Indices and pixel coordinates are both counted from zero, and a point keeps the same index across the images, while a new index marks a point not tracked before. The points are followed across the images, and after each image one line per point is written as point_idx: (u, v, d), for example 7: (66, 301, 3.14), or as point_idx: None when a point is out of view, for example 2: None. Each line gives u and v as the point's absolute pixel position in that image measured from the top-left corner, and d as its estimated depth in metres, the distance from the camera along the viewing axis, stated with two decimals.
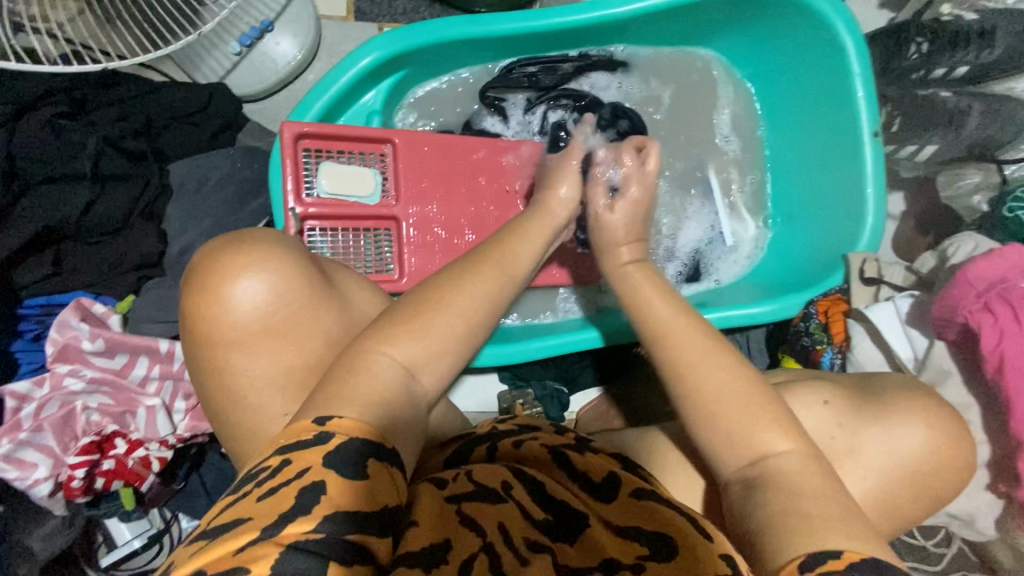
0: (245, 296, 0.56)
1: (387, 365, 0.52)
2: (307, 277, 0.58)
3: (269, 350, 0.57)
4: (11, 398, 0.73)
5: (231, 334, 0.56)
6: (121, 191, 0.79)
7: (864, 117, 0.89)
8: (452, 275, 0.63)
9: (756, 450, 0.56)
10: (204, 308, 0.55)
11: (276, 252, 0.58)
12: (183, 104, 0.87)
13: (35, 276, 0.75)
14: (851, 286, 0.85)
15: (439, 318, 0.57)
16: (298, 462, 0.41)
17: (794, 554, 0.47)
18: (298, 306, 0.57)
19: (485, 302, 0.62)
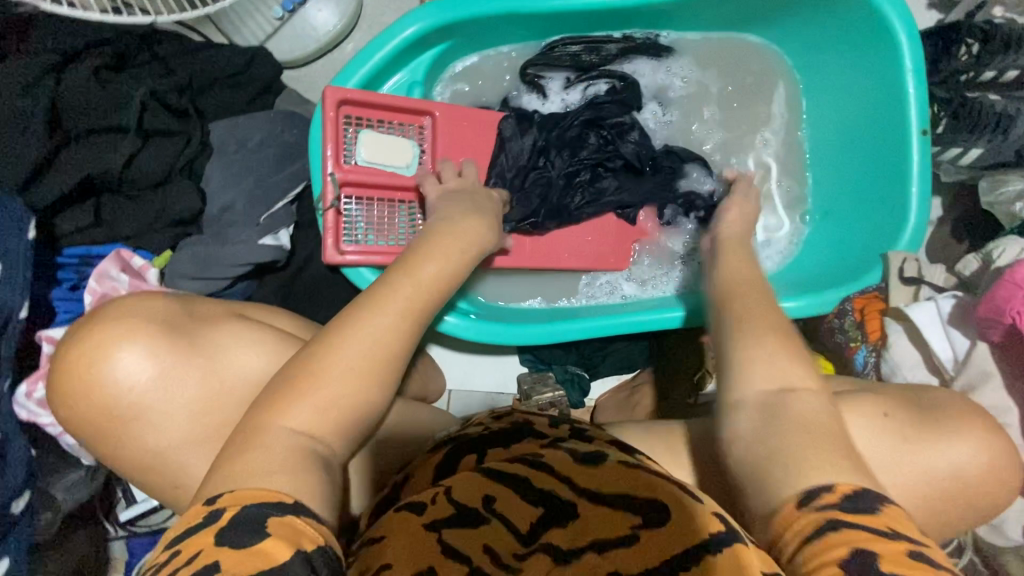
0: (109, 383, 0.55)
1: (284, 434, 0.49)
2: (169, 352, 0.57)
3: (150, 429, 0.57)
4: (49, 343, 0.72)
5: (106, 423, 0.56)
6: (164, 146, 0.79)
7: (913, 114, 0.88)
8: (356, 309, 0.56)
9: (784, 380, 0.53)
10: (71, 403, 0.56)
11: (130, 327, 0.57)
12: (225, 64, 0.87)
13: (77, 224, 0.75)
14: (889, 284, 0.84)
15: (329, 370, 0.51)
16: (189, 549, 0.40)
17: (791, 490, 0.46)
18: (162, 382, 0.57)
19: (394, 348, 0.54)
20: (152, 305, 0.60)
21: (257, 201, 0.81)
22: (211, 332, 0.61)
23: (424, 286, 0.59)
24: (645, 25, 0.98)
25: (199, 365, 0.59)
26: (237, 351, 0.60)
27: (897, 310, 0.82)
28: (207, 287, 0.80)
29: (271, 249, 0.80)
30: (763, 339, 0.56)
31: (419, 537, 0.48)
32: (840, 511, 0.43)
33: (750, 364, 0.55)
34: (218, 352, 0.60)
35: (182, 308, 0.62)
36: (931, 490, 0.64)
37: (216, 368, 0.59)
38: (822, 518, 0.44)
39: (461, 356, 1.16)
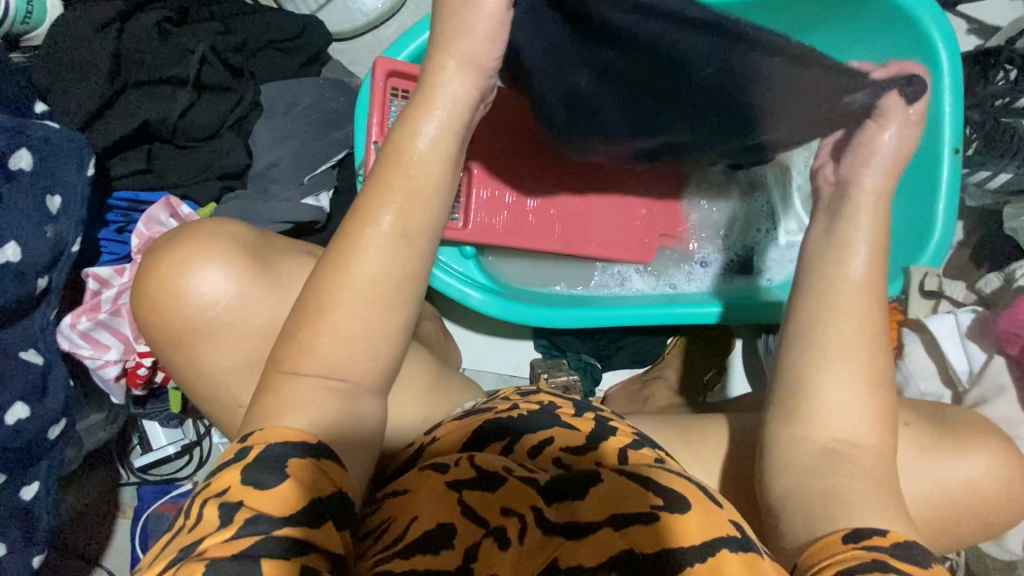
0: (196, 291, 0.57)
1: (305, 377, 0.46)
2: (246, 273, 0.59)
3: (215, 346, 0.59)
4: (93, 280, 0.75)
5: (183, 332, 0.58)
6: (217, 102, 0.81)
7: (946, 133, 0.90)
8: (343, 249, 0.47)
9: (848, 430, 0.53)
10: (157, 306, 0.58)
11: (219, 244, 0.59)
12: (279, 29, 0.90)
13: (128, 169, 0.77)
14: (908, 298, 0.84)
15: (333, 308, 0.46)
16: (221, 480, 0.41)
17: (834, 527, 0.49)
18: (241, 300, 0.58)
19: (390, 291, 0.47)
20: (234, 230, 0.61)
21: (302, 163, 0.84)
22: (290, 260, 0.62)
23: (405, 220, 0.47)
24: None
25: (277, 289, 0.60)
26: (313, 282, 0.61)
27: (916, 322, 0.83)
28: None
29: (311, 209, 0.81)
30: (840, 358, 0.54)
31: (441, 495, 0.45)
32: (889, 556, 0.45)
33: (818, 375, 0.54)
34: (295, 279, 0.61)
35: (260, 237, 0.63)
36: (936, 494, 0.66)
37: (292, 294, 0.60)
38: (865, 556, 0.46)
39: (478, 335, 1.18)
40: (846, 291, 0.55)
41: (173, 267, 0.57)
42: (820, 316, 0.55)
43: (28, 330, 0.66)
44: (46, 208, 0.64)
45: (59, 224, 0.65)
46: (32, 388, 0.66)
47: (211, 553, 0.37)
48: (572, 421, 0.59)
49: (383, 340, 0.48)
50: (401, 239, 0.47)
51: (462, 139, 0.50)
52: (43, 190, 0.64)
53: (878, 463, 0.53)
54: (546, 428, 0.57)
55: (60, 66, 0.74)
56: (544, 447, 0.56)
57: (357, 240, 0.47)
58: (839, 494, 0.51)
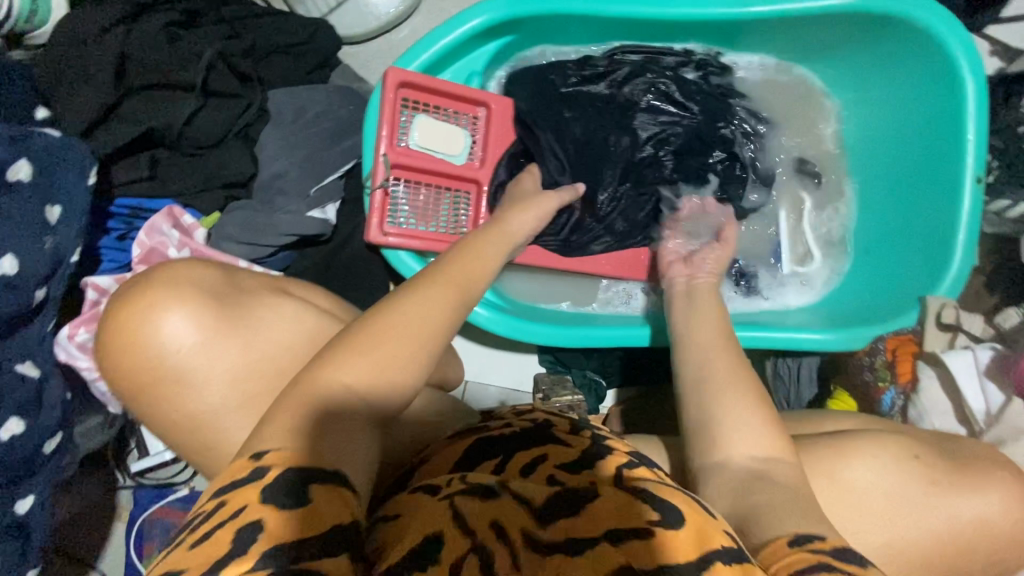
0: (154, 344, 0.53)
1: (333, 395, 0.46)
2: (208, 320, 0.54)
3: (188, 397, 0.54)
4: (92, 290, 0.73)
5: (149, 384, 0.54)
6: (223, 108, 0.79)
7: (968, 161, 0.88)
8: (407, 289, 0.53)
9: (766, 447, 0.56)
10: (121, 357, 0.53)
11: (183, 291, 0.54)
12: (288, 34, 0.88)
13: (131, 176, 0.75)
14: (925, 329, 0.84)
15: (394, 339, 0.49)
16: (234, 501, 0.38)
17: (775, 535, 0.46)
18: (202, 349, 0.54)
19: (439, 324, 0.51)
20: (201, 273, 0.57)
21: (309, 174, 0.82)
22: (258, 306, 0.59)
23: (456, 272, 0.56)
24: (709, 40, 0.98)
25: (243, 338, 0.56)
26: (281, 329, 0.58)
27: (932, 355, 0.81)
28: (254, 252, 0.80)
29: (318, 223, 0.80)
30: (737, 392, 0.59)
31: (431, 512, 0.45)
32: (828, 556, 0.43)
33: (718, 408, 0.59)
34: (262, 326, 0.57)
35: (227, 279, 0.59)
36: (954, 540, 0.62)
37: (258, 342, 0.56)
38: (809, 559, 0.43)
39: (482, 348, 1.16)
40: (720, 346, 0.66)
41: (133, 316, 0.53)
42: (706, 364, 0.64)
43: (23, 342, 0.64)
44: (46, 219, 0.62)
45: (58, 235, 0.63)
46: (27, 402, 0.64)
47: None
48: (567, 438, 0.56)
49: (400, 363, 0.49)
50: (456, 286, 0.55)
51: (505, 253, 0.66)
52: (43, 201, 0.62)
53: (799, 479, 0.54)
54: (540, 445, 0.56)
55: (61, 69, 0.72)
56: (539, 462, 0.53)
57: (417, 290, 0.53)
58: (775, 507, 0.49)
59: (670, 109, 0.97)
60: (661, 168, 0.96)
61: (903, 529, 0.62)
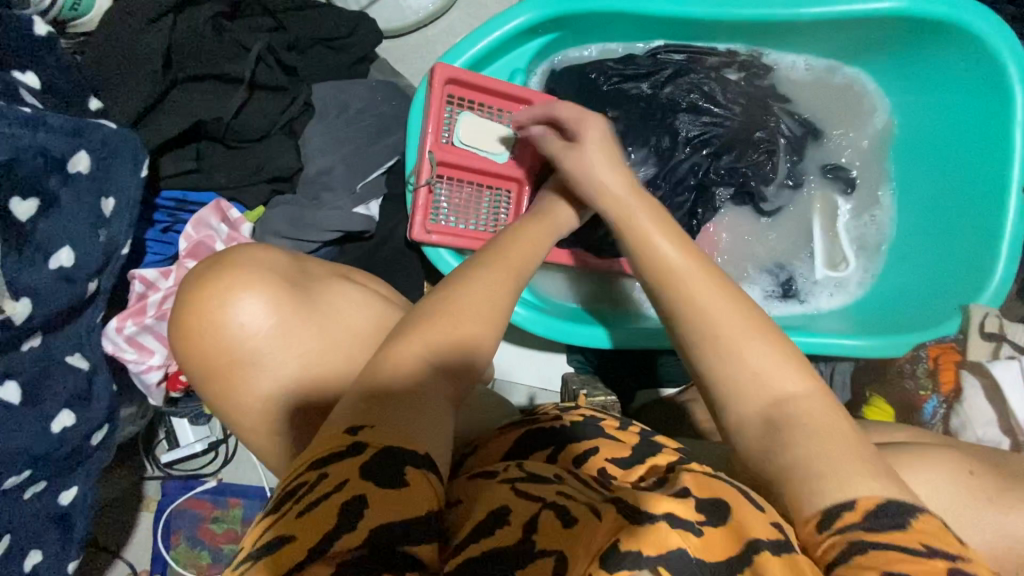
0: (230, 325, 0.51)
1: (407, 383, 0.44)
2: (289, 301, 0.53)
3: (259, 378, 0.53)
4: (138, 283, 0.73)
5: (216, 363, 0.52)
6: (270, 102, 0.78)
7: (1015, 172, 0.88)
8: (470, 273, 0.51)
9: (779, 389, 0.46)
10: (195, 338, 0.52)
11: (260, 274, 0.53)
12: (333, 27, 0.87)
13: (178, 168, 0.75)
14: (968, 338, 0.84)
15: (460, 326, 0.47)
16: (335, 474, 0.37)
17: (824, 504, 0.41)
18: (281, 333, 0.52)
19: (504, 312, 0.50)
20: (275, 257, 0.55)
21: (353, 170, 0.81)
22: (329, 292, 0.57)
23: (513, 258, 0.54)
24: (753, 42, 0.98)
25: (316, 324, 0.54)
26: (353, 317, 0.57)
27: (977, 364, 0.81)
28: (298, 248, 0.80)
29: (362, 219, 0.81)
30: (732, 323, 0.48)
31: (491, 490, 0.44)
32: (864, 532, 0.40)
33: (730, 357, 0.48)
34: (334, 313, 0.56)
35: (296, 263, 0.58)
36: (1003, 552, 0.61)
37: (331, 328, 0.55)
38: (844, 541, 0.40)
39: (511, 347, 1.16)
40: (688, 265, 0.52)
41: (208, 296, 0.51)
42: (679, 292, 0.51)
43: (75, 333, 0.64)
44: (101, 211, 0.62)
45: (111, 227, 0.63)
46: (78, 395, 0.64)
47: (336, 561, 0.34)
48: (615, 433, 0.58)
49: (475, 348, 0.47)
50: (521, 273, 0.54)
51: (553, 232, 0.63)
52: (97, 192, 0.62)
53: (823, 414, 0.46)
54: (592, 439, 0.56)
55: (112, 59, 0.71)
56: (591, 453, 0.54)
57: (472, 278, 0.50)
58: (818, 459, 0.43)
59: (712, 111, 0.96)
60: (703, 169, 0.95)
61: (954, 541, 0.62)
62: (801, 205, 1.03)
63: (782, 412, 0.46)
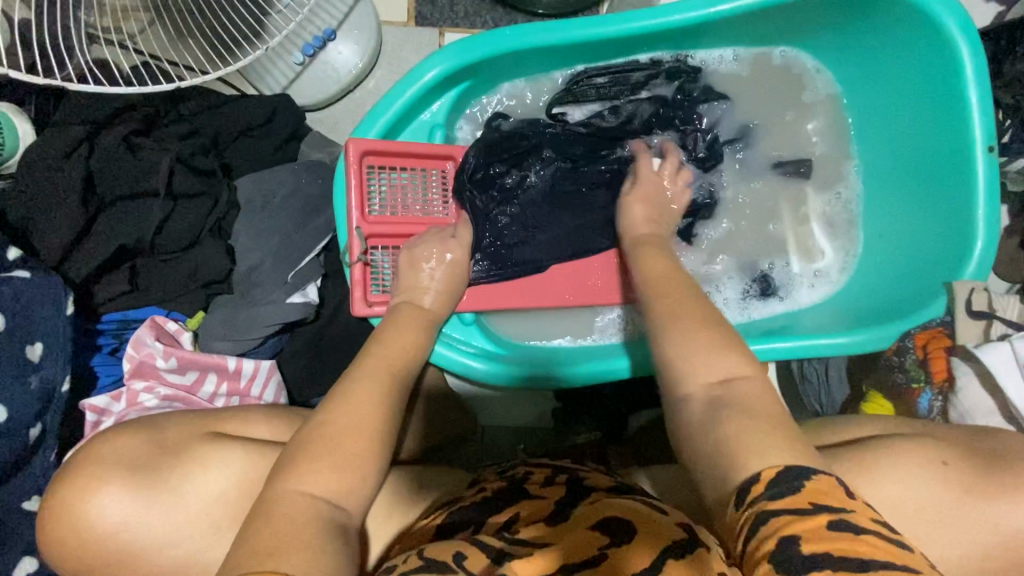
0: (92, 515, 0.60)
1: (296, 501, 0.51)
2: (138, 487, 0.61)
3: (137, 558, 0.61)
4: (90, 412, 0.73)
5: (90, 554, 0.60)
6: (192, 209, 0.79)
7: (977, 130, 0.81)
8: (353, 373, 0.64)
9: (722, 369, 0.57)
10: (71, 544, 0.60)
11: (105, 470, 0.61)
12: (249, 118, 0.88)
13: (111, 292, 0.76)
14: (956, 320, 0.78)
15: (338, 446, 0.55)
16: None
17: (727, 492, 0.48)
18: (136, 516, 0.61)
19: (359, 421, 0.58)
20: (131, 442, 0.64)
21: (283, 261, 0.81)
22: (188, 453, 0.65)
23: (387, 354, 0.67)
24: (677, 46, 0.94)
25: (170, 497, 0.62)
26: (206, 473, 0.64)
27: (966, 350, 0.75)
28: (242, 347, 0.80)
29: (299, 307, 0.80)
30: (686, 325, 0.61)
31: None
32: (765, 502, 0.44)
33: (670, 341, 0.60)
34: (190, 477, 0.63)
35: (158, 436, 0.66)
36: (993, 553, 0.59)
37: (186, 496, 0.63)
38: (754, 513, 0.44)
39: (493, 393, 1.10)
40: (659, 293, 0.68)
41: (74, 496, 0.60)
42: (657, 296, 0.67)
43: (29, 479, 0.66)
44: (28, 358, 0.64)
45: (44, 370, 0.64)
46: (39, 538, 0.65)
47: None
48: (542, 490, 0.65)
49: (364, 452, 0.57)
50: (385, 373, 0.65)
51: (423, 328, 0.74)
52: (23, 341, 0.63)
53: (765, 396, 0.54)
54: (513, 503, 0.63)
55: (34, 203, 0.73)
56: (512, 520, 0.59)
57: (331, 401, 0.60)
58: (749, 447, 0.49)
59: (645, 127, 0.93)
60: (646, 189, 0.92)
61: (933, 552, 0.60)
62: (757, 209, 0.97)
63: (729, 389, 0.55)
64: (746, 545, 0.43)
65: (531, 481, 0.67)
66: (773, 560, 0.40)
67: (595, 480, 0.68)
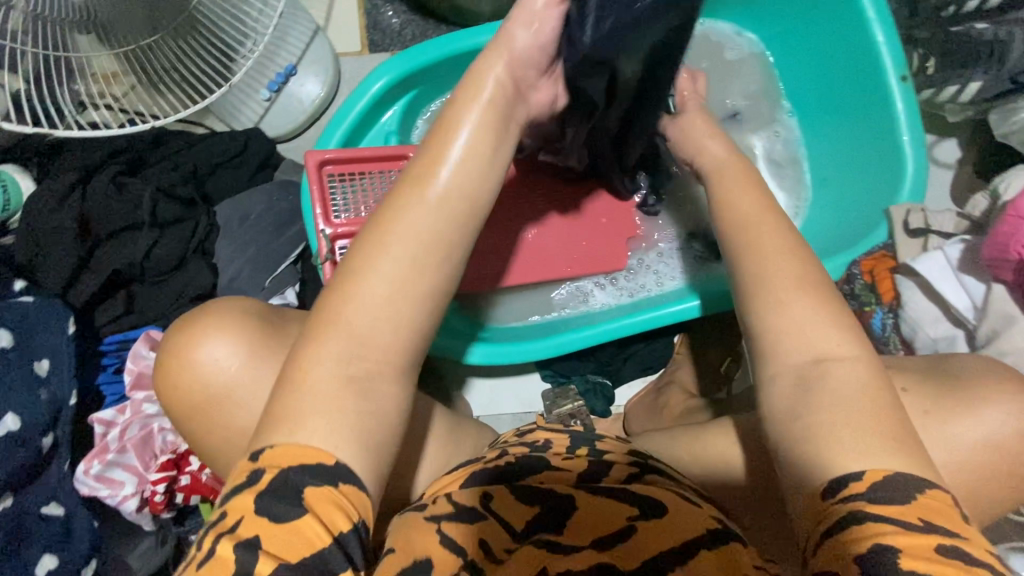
0: (207, 360, 0.61)
1: (321, 372, 0.46)
2: (256, 339, 0.61)
3: (227, 416, 0.61)
4: (99, 424, 0.80)
5: (206, 396, 0.61)
6: (176, 234, 0.88)
7: (888, 62, 0.86)
8: (392, 200, 0.50)
9: (819, 349, 0.53)
10: (180, 391, 0.62)
11: (227, 318, 0.62)
12: (222, 151, 0.96)
13: (111, 315, 0.85)
14: (895, 240, 0.81)
15: (359, 308, 0.47)
16: (233, 514, 0.42)
17: (814, 481, 0.49)
18: (249, 370, 0.60)
19: (406, 279, 0.48)
20: (241, 306, 0.65)
21: (261, 268, 0.89)
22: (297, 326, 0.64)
23: (451, 182, 0.50)
24: None
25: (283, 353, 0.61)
26: None
27: (906, 265, 0.79)
28: None
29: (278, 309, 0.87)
30: (774, 261, 0.57)
31: (420, 527, 0.52)
32: (865, 503, 0.46)
33: (781, 305, 0.55)
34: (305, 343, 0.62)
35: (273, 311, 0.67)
36: (956, 454, 0.59)
37: None
38: (845, 509, 0.46)
39: (484, 381, 1.15)
40: (755, 221, 0.61)
41: (190, 342, 0.61)
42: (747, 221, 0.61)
43: (47, 485, 0.72)
44: (37, 373, 0.71)
45: (52, 385, 0.72)
46: (56, 537, 0.71)
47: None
48: (566, 462, 0.59)
49: (419, 292, 0.48)
50: (451, 199, 0.50)
51: (497, 143, 0.53)
52: (30, 358, 0.71)
53: (854, 379, 0.51)
54: (535, 472, 0.58)
55: (39, 247, 0.82)
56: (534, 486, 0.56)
57: (381, 243, 0.48)
58: (824, 431, 0.49)
59: None
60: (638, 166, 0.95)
61: None
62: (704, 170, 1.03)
63: (822, 370, 0.52)
64: (834, 533, 0.46)
65: (555, 450, 0.62)
66: (859, 563, 0.43)
67: (609, 446, 0.63)
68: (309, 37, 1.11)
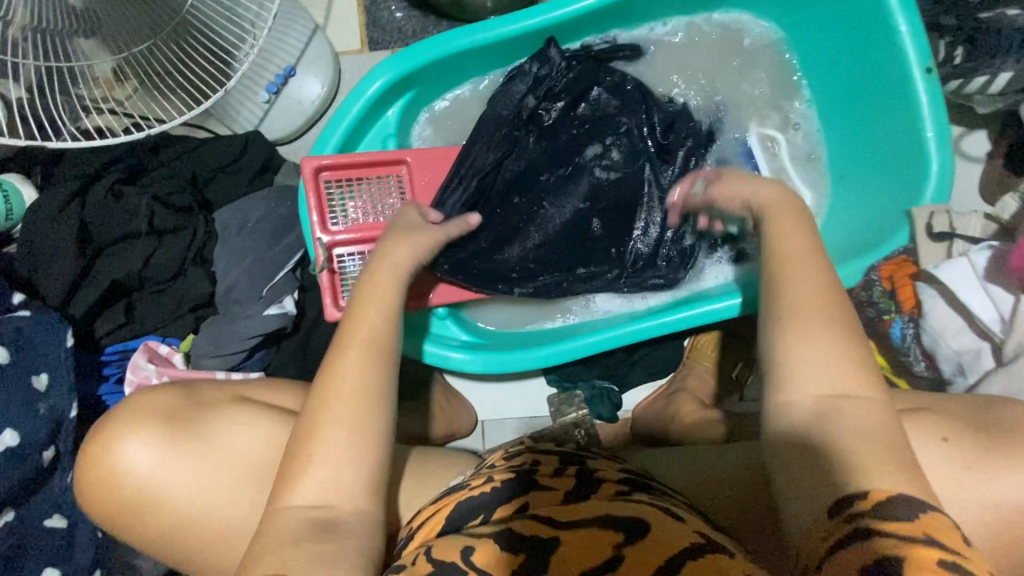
0: (121, 465, 0.66)
1: (296, 517, 0.50)
2: (168, 438, 0.67)
3: (155, 513, 0.65)
4: None
5: (123, 500, 0.66)
6: (174, 242, 0.87)
7: (910, 52, 0.80)
8: (329, 362, 0.56)
9: (835, 385, 0.51)
10: (99, 495, 0.66)
11: (135, 419, 0.67)
12: (220, 156, 0.94)
13: (110, 325, 0.86)
14: (917, 245, 0.77)
15: (322, 465, 0.51)
16: None
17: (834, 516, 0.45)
18: (163, 466, 0.66)
19: (355, 422, 0.52)
20: (158, 399, 0.70)
21: (257, 276, 0.88)
22: (214, 413, 0.70)
23: (367, 333, 0.57)
24: (605, 27, 0.96)
25: (198, 448, 0.67)
26: (234, 429, 0.69)
27: (929, 273, 0.76)
28: (229, 362, 0.87)
29: (276, 317, 0.86)
30: (809, 308, 0.54)
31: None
32: (899, 543, 0.42)
33: (785, 333, 0.54)
34: (218, 434, 0.68)
35: (192, 397, 0.72)
36: (974, 484, 0.56)
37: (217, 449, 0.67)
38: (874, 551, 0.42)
39: (486, 385, 1.13)
40: (783, 265, 0.58)
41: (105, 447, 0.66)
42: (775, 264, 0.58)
43: (49, 497, 0.73)
44: (35, 388, 0.71)
45: (51, 398, 0.72)
46: (58, 551, 0.72)
47: None
48: (551, 481, 0.57)
49: (373, 431, 0.53)
50: (373, 347, 0.56)
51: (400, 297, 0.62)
52: (28, 371, 0.71)
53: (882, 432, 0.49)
54: (517, 495, 0.55)
55: (37, 258, 0.82)
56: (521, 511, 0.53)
57: (326, 403, 0.53)
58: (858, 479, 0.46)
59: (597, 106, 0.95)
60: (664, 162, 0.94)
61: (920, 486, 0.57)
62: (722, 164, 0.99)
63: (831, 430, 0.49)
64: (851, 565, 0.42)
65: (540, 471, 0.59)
66: None
67: (602, 466, 0.61)
68: (308, 37, 1.08)
